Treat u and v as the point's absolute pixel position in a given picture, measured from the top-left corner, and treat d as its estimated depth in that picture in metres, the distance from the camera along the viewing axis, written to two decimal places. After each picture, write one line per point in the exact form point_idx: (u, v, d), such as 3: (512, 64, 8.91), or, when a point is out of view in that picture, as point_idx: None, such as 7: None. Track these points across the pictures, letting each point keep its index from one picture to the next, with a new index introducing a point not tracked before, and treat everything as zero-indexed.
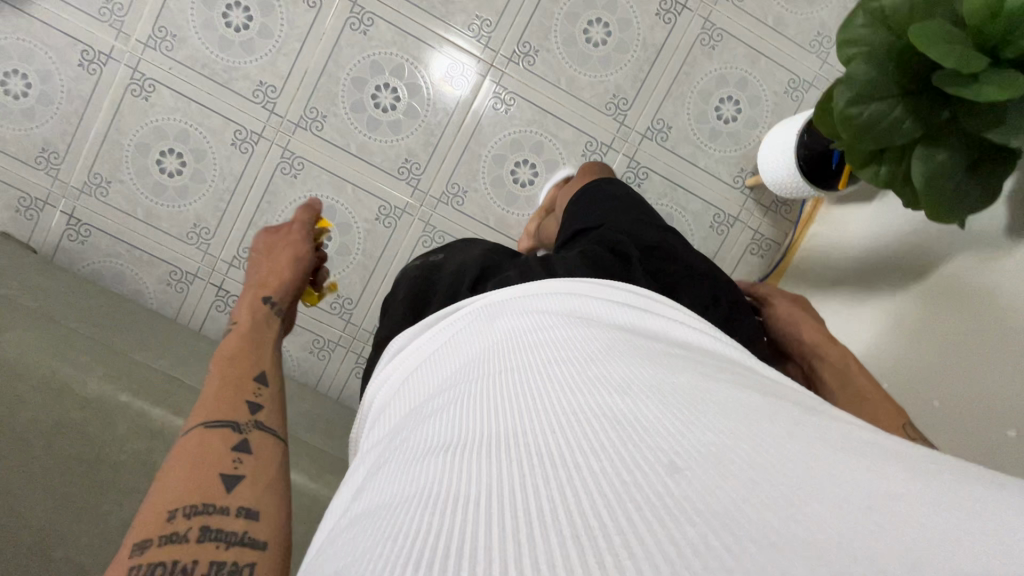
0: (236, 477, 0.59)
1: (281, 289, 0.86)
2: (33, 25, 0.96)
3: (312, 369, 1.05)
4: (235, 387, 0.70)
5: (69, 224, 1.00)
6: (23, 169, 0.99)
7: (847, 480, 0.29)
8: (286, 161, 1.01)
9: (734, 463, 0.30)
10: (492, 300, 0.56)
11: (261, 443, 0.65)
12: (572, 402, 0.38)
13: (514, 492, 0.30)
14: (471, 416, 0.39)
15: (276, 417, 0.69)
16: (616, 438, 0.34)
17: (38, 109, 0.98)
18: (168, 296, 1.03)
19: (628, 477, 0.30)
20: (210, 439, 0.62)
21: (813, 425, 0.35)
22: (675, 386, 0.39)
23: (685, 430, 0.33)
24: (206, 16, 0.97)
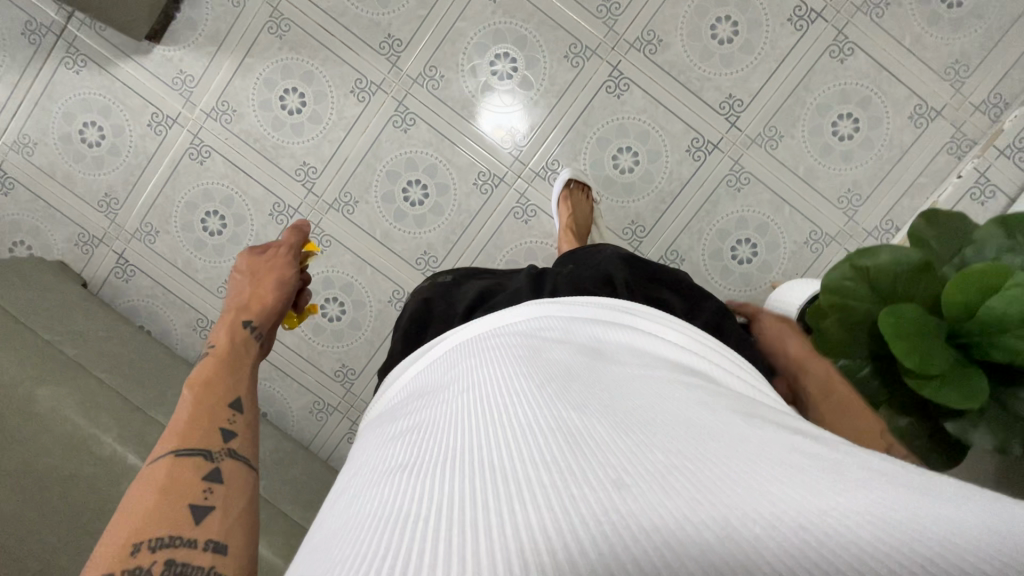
0: (206, 508, 0.53)
1: (263, 314, 0.79)
2: (115, 85, 1.06)
3: (308, 427, 1.13)
4: (208, 409, 0.63)
5: (118, 262, 1.11)
6: (86, 209, 1.09)
7: (789, 489, 0.29)
8: (315, 237, 1.08)
9: (678, 479, 0.31)
10: (473, 331, 0.59)
11: (234, 471, 0.58)
12: (534, 420, 0.40)
13: (468, 512, 0.33)
14: (440, 436, 0.42)
15: (252, 445, 0.62)
16: (567, 454, 0.35)
17: (107, 158, 1.08)
18: (192, 340, 1.12)
19: (575, 490, 0.32)
20: (178, 469, 0.56)
21: (773, 438, 0.36)
22: (637, 402, 0.41)
23: (637, 449, 0.35)
24: (265, 97, 1.05)
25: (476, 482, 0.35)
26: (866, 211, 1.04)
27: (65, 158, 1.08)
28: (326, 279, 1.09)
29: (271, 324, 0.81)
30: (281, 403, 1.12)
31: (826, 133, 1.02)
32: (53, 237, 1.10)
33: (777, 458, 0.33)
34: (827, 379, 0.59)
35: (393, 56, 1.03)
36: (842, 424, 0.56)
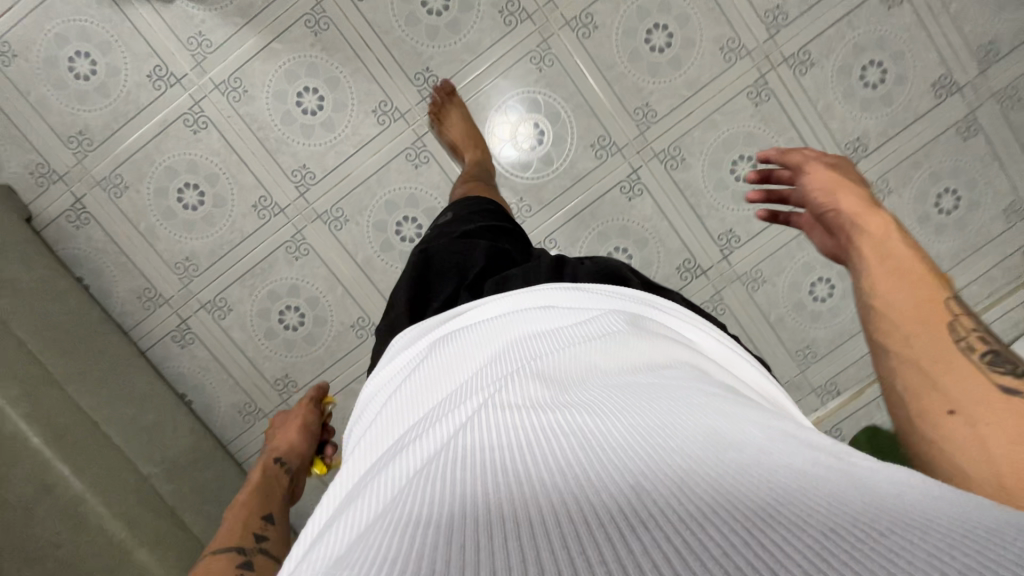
0: None
1: (292, 454, 0.84)
2: (123, 24, 0.98)
3: (232, 426, 1.08)
4: (245, 520, 0.74)
5: (73, 205, 1.03)
6: (53, 141, 1.01)
7: (835, 516, 0.26)
8: (294, 242, 1.04)
9: (713, 492, 0.29)
10: (469, 328, 0.56)
11: (264, 565, 0.69)
12: (546, 419, 0.37)
13: (475, 511, 0.29)
14: (441, 435, 0.39)
15: (280, 546, 0.73)
16: (585, 459, 0.33)
17: (92, 96, 1.00)
18: (133, 307, 1.05)
19: (594, 492, 0.29)
20: (218, 563, 0.67)
21: (809, 457, 0.33)
22: (659, 407, 0.38)
23: (659, 457, 0.32)
24: (282, 89, 1.00)
25: (483, 478, 0.32)
26: (816, 370, 1.11)
27: (45, 82, 0.99)
28: (293, 286, 1.06)
29: (302, 465, 0.86)
30: (210, 396, 1.07)
31: (804, 290, 1.08)
32: (8, 159, 1.01)
33: (817, 480, 0.30)
34: (892, 304, 0.56)
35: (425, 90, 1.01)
36: (898, 364, 0.54)
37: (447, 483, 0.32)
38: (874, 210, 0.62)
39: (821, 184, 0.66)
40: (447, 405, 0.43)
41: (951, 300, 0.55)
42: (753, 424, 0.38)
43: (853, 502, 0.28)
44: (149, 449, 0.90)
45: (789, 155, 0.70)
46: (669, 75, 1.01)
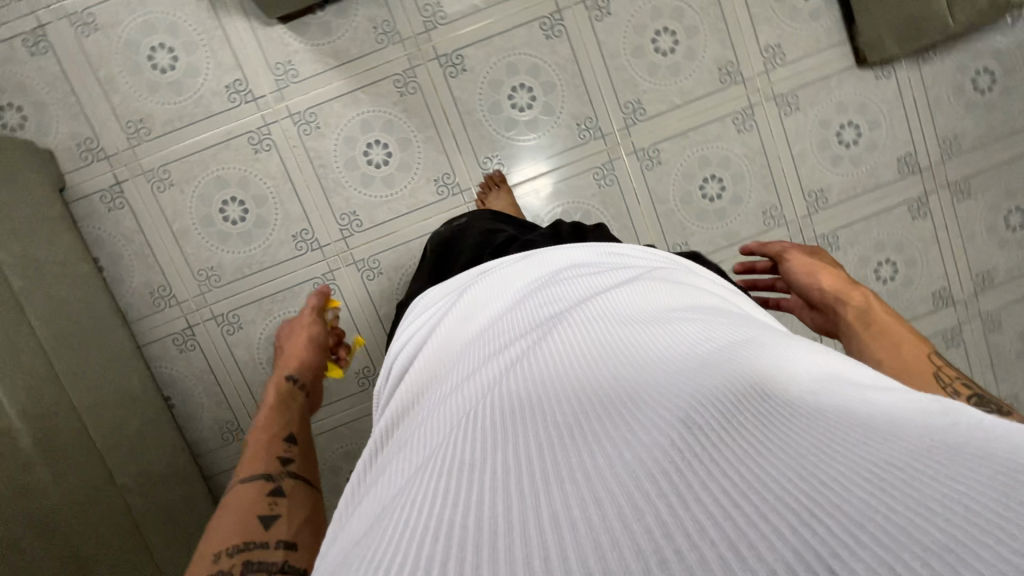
0: (273, 515, 0.57)
1: (302, 368, 0.82)
2: (216, 32, 0.98)
3: (210, 441, 1.07)
4: (268, 445, 0.68)
5: (112, 187, 1.01)
6: (110, 121, 0.99)
7: (874, 444, 0.28)
8: (323, 280, 1.05)
9: (757, 424, 0.31)
10: (514, 299, 0.60)
11: (296, 489, 0.63)
12: (581, 380, 0.40)
13: (525, 464, 0.32)
14: (479, 399, 0.41)
15: (310, 468, 0.67)
16: (626, 405, 0.35)
17: (164, 90, 0.99)
18: (142, 300, 1.03)
19: (636, 438, 0.31)
20: (247, 493, 0.60)
21: (846, 388, 0.36)
22: (694, 353, 0.41)
23: (687, 390, 0.35)
24: (354, 135, 1.02)
25: (527, 434, 0.35)
26: None
27: (119, 64, 0.98)
28: None
29: (316, 378, 0.83)
30: (196, 406, 1.06)
31: None
32: (58, 129, 0.99)
33: (858, 405, 0.33)
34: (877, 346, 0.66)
35: (490, 172, 1.05)
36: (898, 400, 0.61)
37: (491, 441, 0.35)
38: (850, 286, 0.75)
39: (801, 263, 0.81)
40: (481, 373, 0.46)
41: (934, 354, 0.65)
42: (786, 359, 0.40)
43: (892, 421, 0.30)
44: (130, 463, 0.90)
45: (771, 244, 0.86)
46: (712, 224, 1.09)
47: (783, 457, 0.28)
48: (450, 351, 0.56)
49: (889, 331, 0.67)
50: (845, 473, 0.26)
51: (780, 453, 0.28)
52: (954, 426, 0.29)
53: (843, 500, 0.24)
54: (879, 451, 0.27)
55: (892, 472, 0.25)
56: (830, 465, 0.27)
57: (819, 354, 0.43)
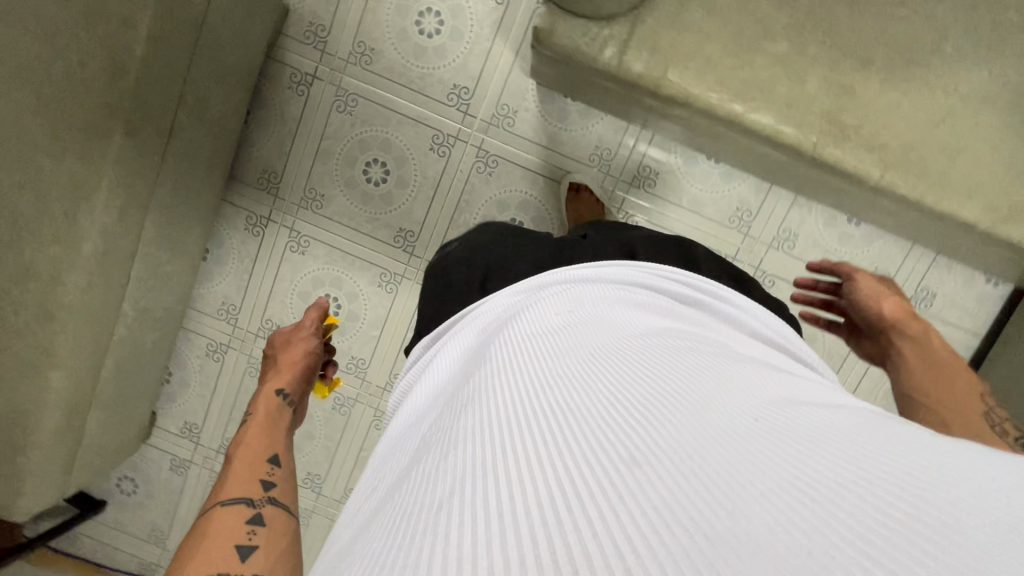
0: (251, 547, 0.65)
1: (293, 382, 0.92)
2: (484, 43, 1.01)
3: (206, 305, 1.14)
4: (251, 467, 0.78)
5: (305, 73, 1.04)
6: (349, 31, 1.02)
7: (807, 493, 0.28)
8: (389, 276, 1.11)
9: (685, 457, 0.32)
10: (495, 308, 0.61)
11: (273, 517, 0.72)
12: (535, 408, 0.40)
13: (481, 490, 0.33)
14: (444, 430, 0.42)
15: (285, 493, 0.77)
16: (576, 431, 0.36)
17: (408, 46, 1.02)
18: (252, 171, 1.08)
19: (585, 470, 0.32)
20: (228, 519, 0.69)
21: (792, 413, 0.36)
22: (642, 380, 0.41)
23: (629, 426, 0.36)
24: (508, 204, 1.06)
25: (484, 461, 0.36)
26: None
27: None
28: (352, 293, 1.12)
29: (302, 392, 0.94)
30: (220, 274, 1.12)
31: None
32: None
33: (786, 433, 0.33)
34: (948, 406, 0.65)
35: None
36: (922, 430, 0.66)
37: (452, 469, 0.36)
38: (913, 318, 0.78)
39: (868, 284, 0.84)
40: (452, 404, 0.47)
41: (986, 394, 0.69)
42: (736, 382, 0.41)
43: (818, 453, 0.31)
44: (141, 295, 0.96)
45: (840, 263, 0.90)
46: None
47: (706, 493, 0.29)
48: (432, 379, 0.56)
49: (948, 358, 0.71)
50: (761, 513, 0.27)
51: (706, 488, 0.29)
52: (877, 455, 0.30)
53: (758, 536, 0.25)
54: (796, 497, 0.28)
55: (812, 518, 0.26)
56: (748, 504, 0.28)
57: (786, 381, 0.43)
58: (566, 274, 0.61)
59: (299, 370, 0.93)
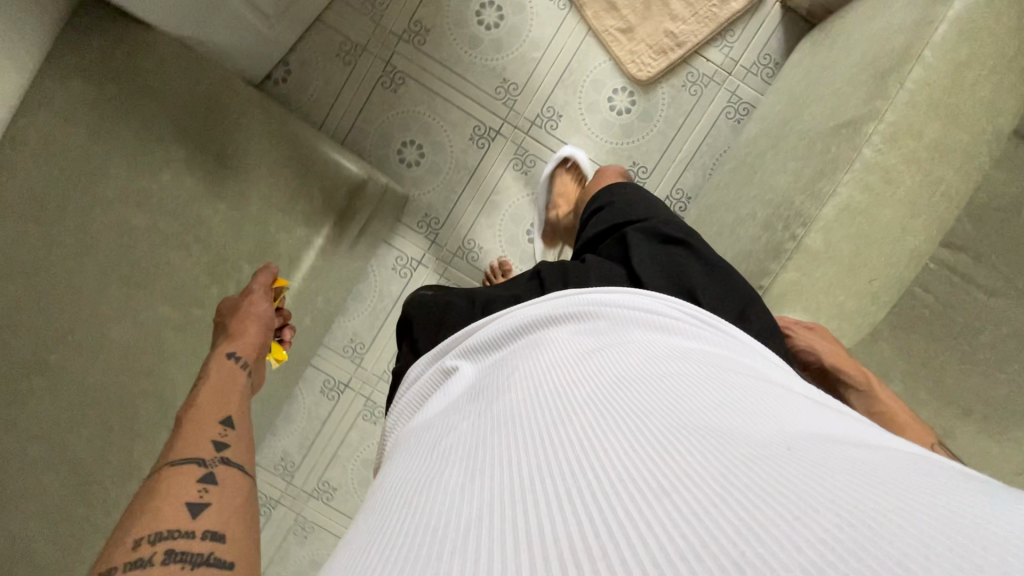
0: (203, 504, 0.49)
1: (247, 343, 0.69)
2: None
3: (264, 459, 1.12)
4: (192, 429, 0.58)
5: (412, 258, 1.07)
6: (463, 228, 1.07)
7: (837, 514, 0.26)
8: None
9: (716, 486, 0.30)
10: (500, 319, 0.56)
11: (233, 478, 0.54)
12: (561, 426, 0.38)
13: (521, 520, 0.31)
14: (472, 444, 0.39)
15: (246, 455, 0.58)
16: (613, 456, 0.34)
17: (517, 250, 1.07)
18: (341, 339, 1.09)
19: (612, 503, 0.30)
20: (173, 482, 0.51)
21: (819, 440, 0.34)
22: (668, 404, 0.38)
23: (651, 453, 0.34)
24: None
25: (517, 491, 0.34)
26: None
27: (509, 204, 1.06)
28: None
29: (259, 355, 0.71)
30: (286, 430, 1.11)
31: None
32: (425, 194, 1.06)
33: (813, 461, 0.31)
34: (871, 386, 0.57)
35: None
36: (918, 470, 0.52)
37: (487, 495, 0.34)
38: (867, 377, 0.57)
39: (815, 337, 0.56)
40: (472, 413, 0.44)
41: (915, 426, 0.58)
42: (758, 403, 0.38)
43: (845, 480, 0.29)
44: None
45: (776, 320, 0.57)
46: None
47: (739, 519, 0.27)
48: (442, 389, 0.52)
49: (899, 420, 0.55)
50: (791, 538, 0.25)
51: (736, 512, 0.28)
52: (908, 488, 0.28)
53: (789, 564, 0.24)
54: (824, 518, 0.26)
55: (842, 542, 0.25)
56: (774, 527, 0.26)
57: (809, 405, 0.40)
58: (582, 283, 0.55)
59: (255, 330, 0.70)
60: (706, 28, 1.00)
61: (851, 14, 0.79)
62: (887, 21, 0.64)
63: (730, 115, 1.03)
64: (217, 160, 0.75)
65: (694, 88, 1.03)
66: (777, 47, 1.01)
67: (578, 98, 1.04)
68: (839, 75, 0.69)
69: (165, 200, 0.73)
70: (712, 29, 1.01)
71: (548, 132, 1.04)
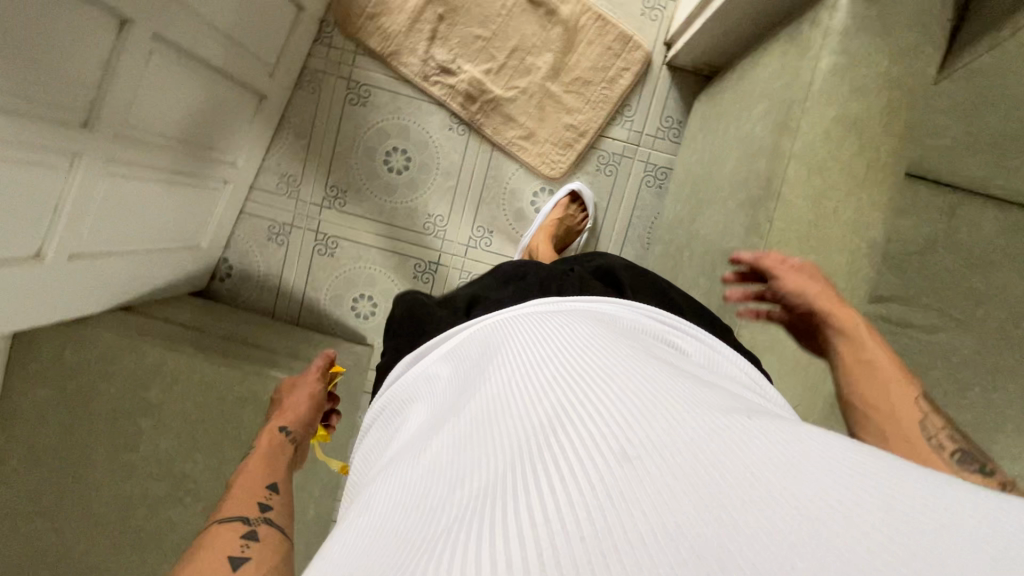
0: (242, 562, 0.50)
1: (298, 424, 0.72)
2: None
3: None
4: (244, 490, 0.61)
5: None
6: None
7: (795, 506, 0.25)
8: None
9: (678, 456, 0.29)
10: (475, 324, 0.55)
11: (276, 536, 0.55)
12: (532, 404, 0.37)
13: (487, 491, 0.31)
14: (446, 429, 0.39)
15: (288, 517, 0.59)
16: (579, 430, 0.33)
17: None
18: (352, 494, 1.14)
19: (578, 475, 0.29)
20: (217, 541, 0.53)
21: (785, 426, 0.33)
22: (634, 376, 0.37)
23: (619, 424, 0.33)
24: None
25: (485, 463, 0.33)
26: None
27: None
28: None
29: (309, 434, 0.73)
30: None
31: None
32: None
33: (769, 441, 0.30)
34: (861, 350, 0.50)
35: None
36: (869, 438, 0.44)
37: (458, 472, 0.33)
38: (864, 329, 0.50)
39: (795, 276, 0.53)
40: (445, 408, 0.43)
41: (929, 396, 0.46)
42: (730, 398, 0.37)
43: (807, 467, 0.28)
44: None
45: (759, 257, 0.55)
46: None
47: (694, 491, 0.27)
48: (413, 390, 0.50)
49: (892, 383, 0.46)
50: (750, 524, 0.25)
51: (690, 483, 0.27)
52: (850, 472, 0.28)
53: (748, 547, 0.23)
54: (783, 506, 0.25)
55: (784, 521, 0.24)
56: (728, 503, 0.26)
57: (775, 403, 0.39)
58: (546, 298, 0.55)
59: (307, 409, 0.73)
60: (602, 111, 1.02)
61: (727, 91, 0.81)
62: (750, 129, 0.66)
63: (651, 183, 1.05)
64: (183, 422, 0.78)
65: (608, 168, 1.05)
66: (676, 108, 1.03)
67: (503, 211, 1.06)
68: (724, 180, 0.71)
69: (148, 470, 0.78)
70: (608, 111, 1.02)
71: (484, 250, 1.07)
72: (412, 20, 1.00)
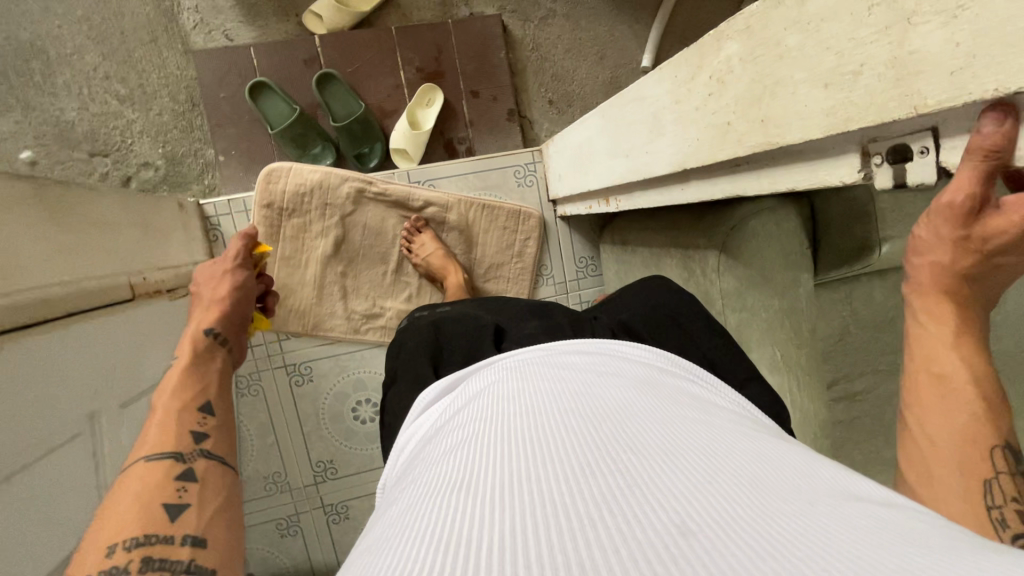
0: (180, 506, 0.50)
1: (223, 319, 0.72)
2: None
3: None
4: (180, 414, 0.59)
5: None
6: None
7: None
8: None
9: (749, 528, 0.27)
10: (510, 364, 0.53)
11: (209, 472, 0.55)
12: (578, 454, 0.35)
13: (527, 532, 0.28)
14: (481, 455, 0.37)
15: (224, 447, 0.59)
16: (631, 487, 0.31)
17: None
18: None
19: (631, 532, 0.27)
20: (147, 476, 0.51)
21: (857, 501, 0.30)
22: (686, 446, 0.35)
23: (675, 486, 0.31)
24: None
25: (530, 506, 0.30)
26: None
27: None
28: None
29: (237, 330, 0.74)
30: None
31: None
32: None
33: (844, 515, 0.28)
34: (920, 472, 0.42)
35: None
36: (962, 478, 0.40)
37: (496, 507, 0.30)
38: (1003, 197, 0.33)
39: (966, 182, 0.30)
40: (472, 432, 0.41)
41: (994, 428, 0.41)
42: (790, 462, 0.34)
43: (880, 543, 0.26)
44: None
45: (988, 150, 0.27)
46: None
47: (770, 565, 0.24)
48: (438, 419, 0.49)
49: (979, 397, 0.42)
50: None
51: (765, 557, 0.25)
52: (938, 546, 0.25)
53: None
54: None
55: None
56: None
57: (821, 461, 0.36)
58: (574, 352, 0.52)
59: (241, 311, 0.75)
60: (524, 282, 1.08)
61: (634, 263, 0.89)
62: None
63: None
64: None
65: None
66: (583, 247, 1.11)
67: None
68: None
69: None
70: (529, 279, 1.08)
71: None
72: (318, 288, 1.01)
